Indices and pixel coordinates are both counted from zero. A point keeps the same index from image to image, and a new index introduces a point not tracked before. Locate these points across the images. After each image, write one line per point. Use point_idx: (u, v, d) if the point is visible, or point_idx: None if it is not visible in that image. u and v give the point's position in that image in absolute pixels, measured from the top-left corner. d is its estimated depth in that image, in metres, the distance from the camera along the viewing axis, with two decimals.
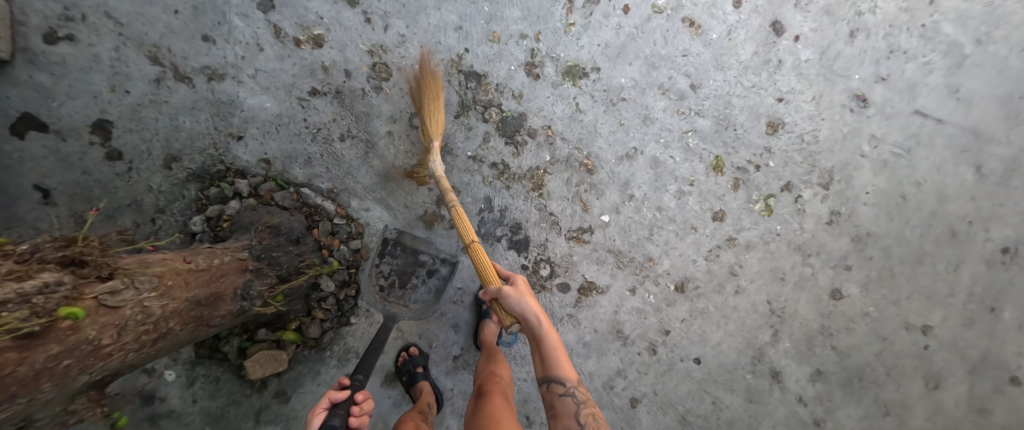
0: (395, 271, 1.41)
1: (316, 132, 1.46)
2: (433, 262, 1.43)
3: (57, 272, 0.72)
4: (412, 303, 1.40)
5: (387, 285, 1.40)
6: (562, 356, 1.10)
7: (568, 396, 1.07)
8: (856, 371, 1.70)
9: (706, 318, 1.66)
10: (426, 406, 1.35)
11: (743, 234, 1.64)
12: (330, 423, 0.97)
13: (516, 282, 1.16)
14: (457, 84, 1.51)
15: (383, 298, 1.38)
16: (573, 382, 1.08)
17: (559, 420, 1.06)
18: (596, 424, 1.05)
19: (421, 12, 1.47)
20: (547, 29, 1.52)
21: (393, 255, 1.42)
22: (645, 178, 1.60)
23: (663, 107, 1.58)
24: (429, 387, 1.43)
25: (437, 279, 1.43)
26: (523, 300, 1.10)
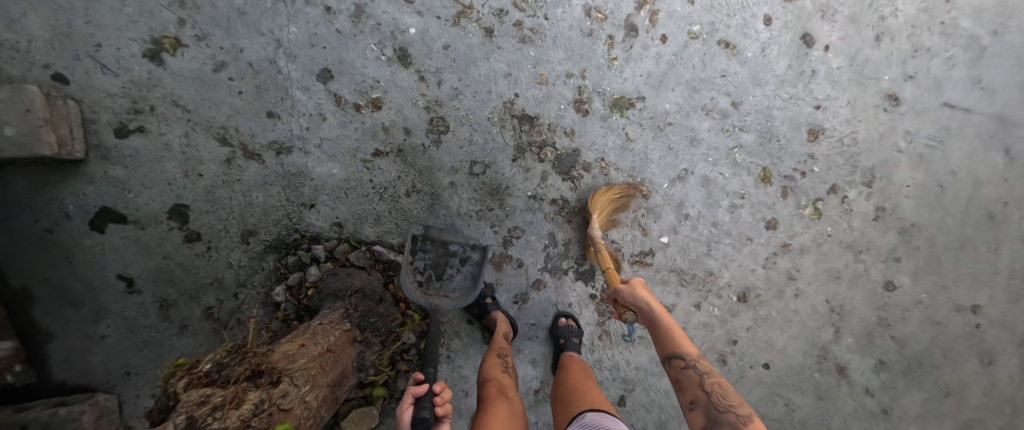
0: (429, 266, 1.40)
1: (382, 191, 1.51)
2: (464, 249, 1.43)
3: (250, 390, 0.88)
4: (451, 292, 1.40)
5: (425, 280, 1.39)
6: (679, 333, 1.16)
7: (691, 369, 1.09)
8: (917, 357, 1.77)
9: (770, 324, 1.74)
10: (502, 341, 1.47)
11: (797, 239, 1.72)
12: (421, 416, 0.96)
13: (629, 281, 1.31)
14: (511, 129, 1.56)
15: (424, 294, 1.37)
16: (693, 355, 1.11)
17: (688, 393, 1.07)
18: (724, 392, 1.04)
19: (471, 65, 1.51)
20: (590, 66, 1.57)
21: (424, 250, 1.41)
22: (698, 197, 1.67)
23: (708, 127, 1.65)
24: (503, 317, 1.54)
25: (471, 266, 1.43)
26: (636, 292, 1.25)
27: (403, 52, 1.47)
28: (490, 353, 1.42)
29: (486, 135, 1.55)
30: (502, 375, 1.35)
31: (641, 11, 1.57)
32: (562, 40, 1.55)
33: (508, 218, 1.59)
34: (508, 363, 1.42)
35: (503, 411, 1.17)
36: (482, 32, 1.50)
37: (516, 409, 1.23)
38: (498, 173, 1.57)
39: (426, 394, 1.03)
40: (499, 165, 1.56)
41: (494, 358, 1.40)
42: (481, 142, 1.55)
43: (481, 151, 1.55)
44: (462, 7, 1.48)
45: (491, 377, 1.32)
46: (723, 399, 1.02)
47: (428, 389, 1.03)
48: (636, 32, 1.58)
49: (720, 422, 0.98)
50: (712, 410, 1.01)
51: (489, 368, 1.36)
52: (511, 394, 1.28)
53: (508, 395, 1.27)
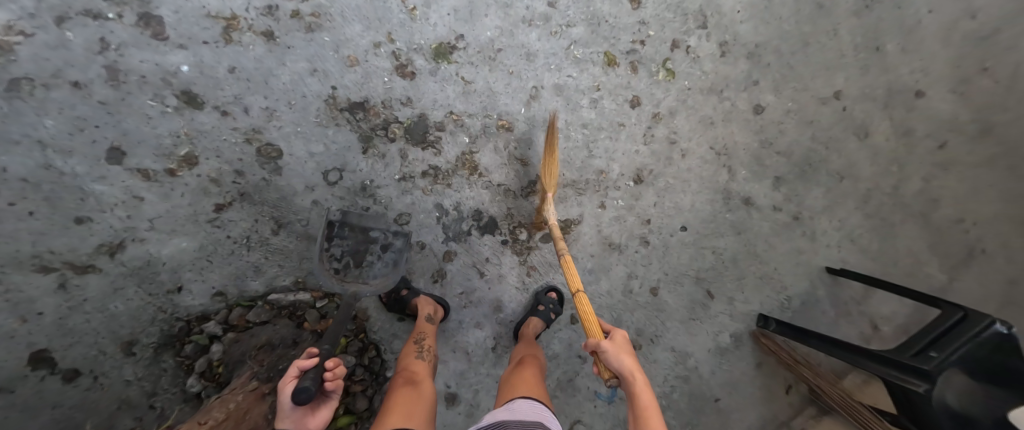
0: (348, 252, 1.39)
1: (246, 241, 1.40)
2: (385, 236, 1.44)
3: None
4: (371, 279, 1.39)
5: (343, 267, 1.38)
6: (654, 408, 1.09)
7: None
8: (804, 160, 1.91)
9: (673, 191, 1.80)
10: (427, 326, 1.47)
11: (663, 105, 1.75)
12: (303, 385, 1.02)
13: (614, 337, 1.21)
14: (347, 124, 1.46)
15: (341, 280, 1.34)
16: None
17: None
18: None
19: (270, 77, 1.37)
20: (393, 26, 1.47)
21: (342, 237, 1.39)
22: (558, 107, 1.66)
23: (537, 37, 1.61)
24: (427, 299, 1.54)
25: (394, 252, 1.44)
26: (622, 359, 1.14)
27: (186, 94, 1.31)
28: (409, 344, 1.43)
29: (324, 140, 1.44)
30: (418, 364, 1.36)
31: None
32: (351, 9, 1.43)
33: (389, 208, 1.53)
34: (427, 351, 1.42)
35: (403, 397, 1.19)
36: (262, 38, 1.36)
37: (423, 395, 1.23)
38: (355, 172, 1.48)
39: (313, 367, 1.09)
40: (353, 164, 1.48)
41: (409, 351, 1.40)
42: (323, 150, 1.44)
43: (329, 158, 1.45)
44: (225, 20, 1.33)
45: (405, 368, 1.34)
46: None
47: (317, 362, 1.09)
48: None
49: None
50: None
51: (403, 356, 1.39)
52: (422, 383, 1.28)
53: (418, 383, 1.26)
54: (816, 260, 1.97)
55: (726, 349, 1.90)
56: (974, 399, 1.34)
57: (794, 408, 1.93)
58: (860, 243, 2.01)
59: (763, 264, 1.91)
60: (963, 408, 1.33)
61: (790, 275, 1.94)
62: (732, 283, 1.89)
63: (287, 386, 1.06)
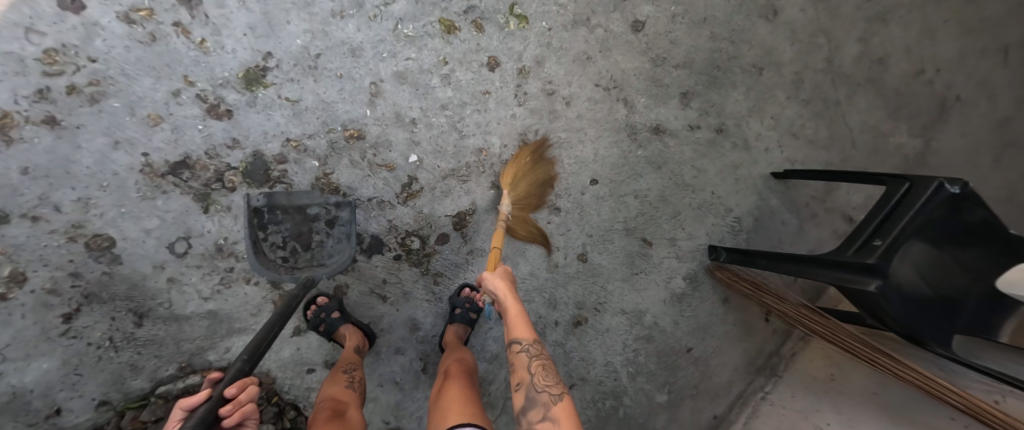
0: (291, 237, 1.38)
1: (111, 343, 1.30)
2: (325, 211, 1.42)
3: None
4: (325, 259, 1.40)
5: (291, 254, 1.38)
6: (520, 318, 1.12)
7: (523, 353, 1.08)
8: (710, 65, 1.68)
9: (569, 145, 1.61)
10: (353, 356, 1.33)
11: (526, 56, 1.55)
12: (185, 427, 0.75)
13: (500, 268, 1.25)
14: (175, 188, 1.32)
15: (291, 267, 1.35)
16: (528, 338, 1.09)
17: (516, 374, 1.07)
18: (547, 373, 1.04)
19: (69, 164, 1.25)
20: (187, 67, 1.31)
21: (278, 222, 1.37)
22: (407, 97, 1.48)
23: (356, 27, 1.42)
24: (355, 329, 1.41)
25: (341, 226, 1.43)
26: (495, 280, 1.18)
27: None
28: (335, 372, 1.28)
29: (156, 212, 1.31)
30: (344, 395, 1.21)
31: None
32: (130, 65, 1.27)
33: None
34: (358, 380, 1.28)
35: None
36: (44, 126, 1.23)
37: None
38: (203, 235, 1.35)
39: (205, 402, 0.85)
40: (197, 229, 1.34)
41: (334, 382, 1.24)
42: (158, 223, 1.32)
43: (169, 229, 1.32)
44: None
45: (328, 399, 1.18)
46: (545, 379, 1.03)
47: (211, 395, 0.86)
48: None
49: (535, 402, 1.00)
50: (531, 391, 1.02)
51: (328, 386, 1.24)
52: (348, 418, 1.12)
53: (344, 417, 1.11)
54: (758, 170, 1.74)
55: (686, 295, 1.71)
56: (944, 271, 1.06)
57: (779, 336, 1.73)
58: (805, 134, 1.77)
59: (698, 192, 1.70)
60: (935, 289, 1.06)
61: (732, 195, 1.73)
62: (669, 224, 1.69)
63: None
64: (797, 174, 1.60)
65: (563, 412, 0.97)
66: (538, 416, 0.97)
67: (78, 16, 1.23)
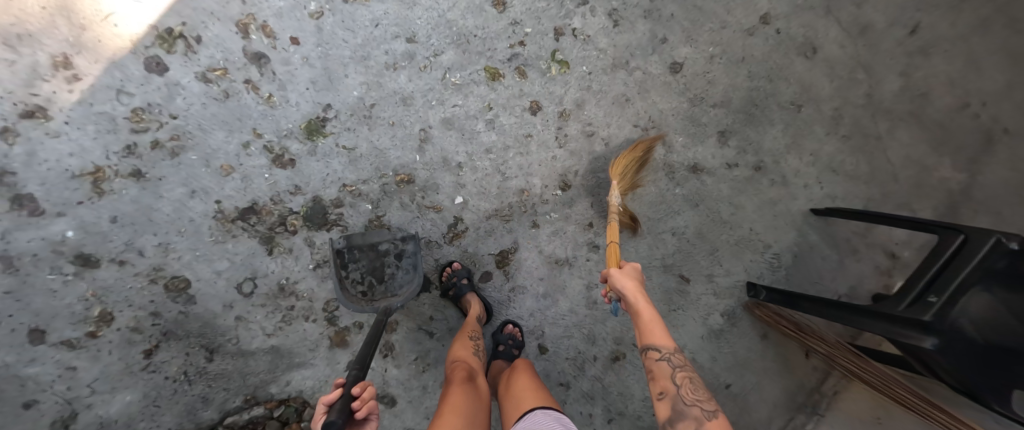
0: (366, 273, 1.43)
1: (184, 376, 1.41)
2: (394, 246, 1.47)
3: None
4: (399, 290, 1.43)
5: (368, 288, 1.41)
6: (659, 328, 1.12)
7: (664, 361, 1.08)
8: (748, 103, 1.70)
9: (608, 184, 1.65)
10: (473, 326, 1.44)
11: (567, 100, 1.60)
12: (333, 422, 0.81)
13: (627, 266, 1.25)
14: (243, 232, 1.43)
15: (370, 300, 1.38)
16: (669, 347, 1.09)
17: (657, 384, 1.08)
18: (694, 387, 1.06)
19: (152, 212, 1.36)
20: (255, 120, 1.41)
21: (355, 260, 1.43)
22: (454, 142, 1.55)
23: (407, 78, 1.50)
24: (477, 299, 1.52)
25: (409, 258, 1.47)
26: (625, 282, 1.18)
27: (80, 257, 1.32)
28: (462, 337, 1.40)
29: (226, 255, 1.42)
30: (471, 359, 1.33)
31: (251, 35, 1.39)
32: (205, 120, 1.38)
33: (314, 299, 1.48)
34: (480, 349, 1.40)
35: (461, 395, 1.14)
36: (131, 179, 1.35)
37: (479, 397, 1.19)
38: (268, 275, 1.45)
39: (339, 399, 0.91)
40: (262, 270, 1.44)
41: (465, 345, 1.37)
42: (228, 264, 1.42)
43: (237, 270, 1.43)
44: (90, 174, 1.32)
45: (459, 361, 1.31)
46: (693, 394, 1.04)
47: (344, 391, 0.91)
48: (265, 56, 1.40)
49: (686, 416, 1.01)
50: (678, 401, 1.03)
51: (456, 350, 1.35)
52: (478, 383, 1.24)
53: (475, 382, 1.24)
54: (796, 205, 1.74)
55: (722, 331, 1.72)
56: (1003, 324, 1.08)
57: (819, 373, 1.72)
58: (845, 170, 1.76)
59: (735, 229, 1.72)
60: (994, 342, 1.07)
61: (770, 231, 1.74)
62: (706, 260, 1.71)
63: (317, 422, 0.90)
64: (845, 211, 1.59)
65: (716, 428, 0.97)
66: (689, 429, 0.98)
67: (162, 77, 1.34)
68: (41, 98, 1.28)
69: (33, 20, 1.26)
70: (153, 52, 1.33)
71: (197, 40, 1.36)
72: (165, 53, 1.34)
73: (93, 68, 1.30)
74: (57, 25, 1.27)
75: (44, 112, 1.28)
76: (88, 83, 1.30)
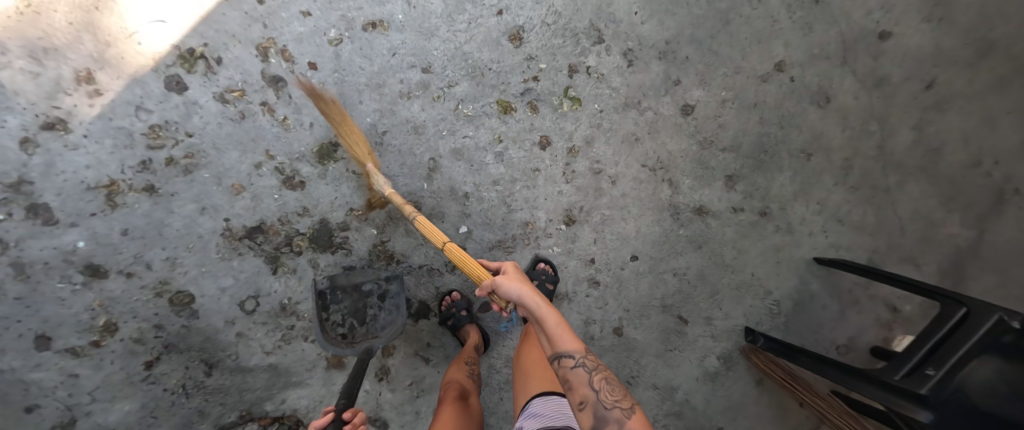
0: (348, 315, 1.44)
1: (183, 389, 1.43)
2: (378, 286, 1.47)
3: None
4: (381, 331, 1.43)
5: (349, 330, 1.42)
6: (562, 327, 0.98)
7: (580, 367, 0.95)
8: (758, 149, 1.70)
9: (613, 222, 1.66)
10: (471, 352, 1.48)
11: (577, 137, 1.62)
12: None
13: (506, 267, 1.11)
14: (249, 250, 1.45)
15: (350, 342, 1.39)
16: (578, 350, 0.96)
17: (575, 393, 0.94)
18: (611, 386, 0.94)
19: (162, 227, 1.39)
20: (268, 142, 1.43)
21: (337, 301, 1.44)
22: (462, 172, 1.56)
23: (420, 107, 1.52)
24: (476, 331, 1.54)
25: (392, 298, 1.47)
26: (516, 287, 1.02)
27: (90, 267, 1.35)
28: (457, 362, 1.45)
29: (231, 272, 1.44)
30: (465, 380, 1.39)
31: (270, 58, 1.41)
32: (219, 139, 1.40)
33: (315, 320, 1.50)
34: (475, 372, 1.44)
35: (450, 415, 1.21)
36: (144, 193, 1.37)
37: (469, 416, 1.25)
38: (270, 294, 1.47)
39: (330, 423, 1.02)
40: (265, 289, 1.46)
41: (458, 368, 1.43)
42: (232, 281, 1.44)
43: (241, 288, 1.45)
44: (105, 187, 1.35)
45: (453, 382, 1.38)
46: (610, 395, 0.92)
47: (334, 417, 1.02)
48: (282, 80, 1.43)
49: (608, 421, 0.89)
50: (599, 409, 0.91)
51: (452, 372, 1.42)
52: (471, 402, 1.31)
53: (467, 402, 1.30)
54: (801, 253, 1.74)
55: (718, 374, 1.72)
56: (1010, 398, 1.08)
57: (811, 421, 1.72)
58: (852, 220, 1.75)
59: (737, 273, 1.72)
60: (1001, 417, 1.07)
61: (772, 277, 1.73)
62: (705, 302, 1.71)
63: None
64: (855, 266, 1.57)
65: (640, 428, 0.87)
66: None
67: (181, 95, 1.37)
68: (62, 110, 1.31)
69: (59, 35, 1.29)
70: (173, 71, 1.36)
71: (217, 61, 1.38)
72: (186, 73, 1.37)
73: (114, 84, 1.33)
74: (82, 41, 1.30)
75: (64, 124, 1.31)
76: (109, 98, 1.33)
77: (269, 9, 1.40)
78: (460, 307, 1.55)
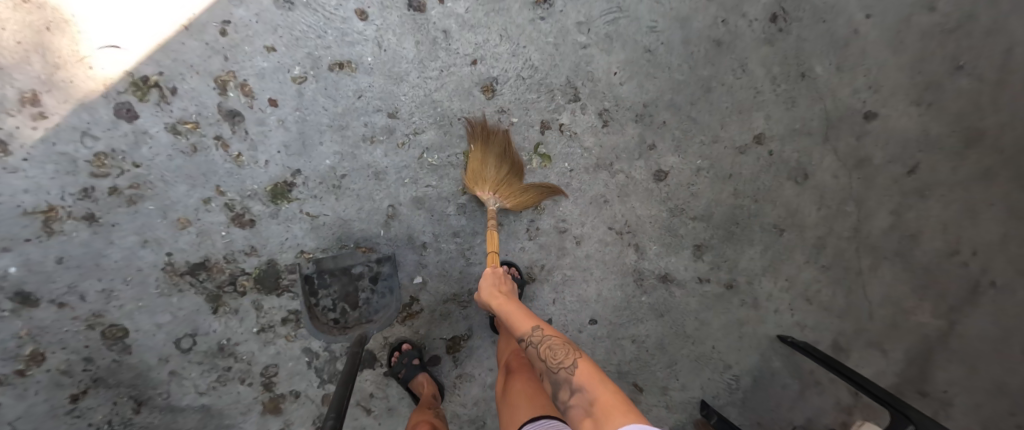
0: (339, 299, 1.47)
1: (109, 425, 1.38)
2: (368, 269, 1.48)
3: None
4: (373, 315, 1.49)
5: (341, 314, 1.47)
6: (515, 313, 1.18)
7: (531, 344, 1.09)
8: (730, 220, 1.65)
9: (573, 283, 1.62)
10: (433, 400, 1.42)
11: (543, 194, 1.57)
12: None
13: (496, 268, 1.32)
14: (190, 287, 1.40)
15: (344, 327, 1.46)
16: (528, 329, 1.11)
17: (536, 368, 1.07)
18: (556, 349, 1.03)
19: (100, 258, 1.34)
20: (219, 177, 1.38)
21: (327, 286, 1.46)
22: (422, 221, 1.52)
23: (383, 152, 1.47)
24: (429, 381, 1.47)
25: (384, 281, 1.49)
26: (486, 283, 1.29)
27: (20, 294, 1.30)
28: (422, 406, 1.38)
29: (170, 308, 1.39)
30: (433, 421, 1.31)
31: (228, 92, 1.36)
32: (169, 171, 1.36)
33: (253, 363, 1.44)
34: (441, 416, 1.36)
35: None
36: (84, 222, 1.32)
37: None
38: (209, 334, 1.41)
39: None
40: (204, 328, 1.41)
41: (424, 409, 1.36)
42: (170, 318, 1.39)
43: (179, 325, 1.40)
44: (42, 212, 1.30)
45: (422, 422, 1.29)
46: (556, 359, 1.01)
47: None
48: (240, 114, 1.38)
49: (558, 382, 0.99)
50: (551, 373, 1.01)
51: (419, 413, 1.33)
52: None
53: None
54: (764, 329, 1.69)
55: None
56: None
57: None
58: (820, 300, 1.70)
59: (698, 344, 1.67)
60: None
61: (733, 352, 1.68)
62: (662, 372, 1.66)
63: None
64: (816, 355, 1.52)
65: (585, 377, 0.95)
66: (567, 393, 0.96)
67: (130, 124, 1.32)
68: (4, 131, 1.26)
69: (7, 54, 1.25)
70: (125, 98, 1.31)
71: (172, 91, 1.33)
72: (137, 101, 1.32)
73: (61, 107, 1.28)
74: (31, 61, 1.26)
75: (5, 146, 1.26)
76: (54, 121, 1.28)
77: (233, 41, 1.35)
78: (412, 356, 1.49)
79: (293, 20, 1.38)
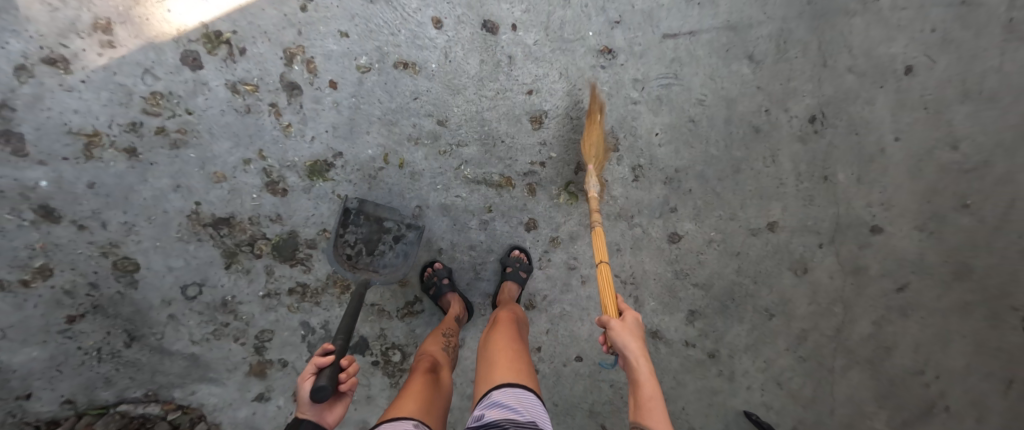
0: (361, 240, 1.44)
1: (97, 353, 1.38)
2: (398, 227, 1.46)
3: None
4: (381, 268, 1.43)
5: (355, 254, 1.42)
6: (658, 406, 0.99)
7: None
8: (726, 294, 1.73)
9: (568, 319, 1.68)
10: (451, 323, 1.44)
11: (562, 230, 1.66)
12: (319, 387, 0.93)
13: (626, 317, 1.11)
14: (209, 238, 1.43)
15: (352, 266, 1.40)
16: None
17: None
18: None
19: (130, 192, 1.37)
20: (265, 142, 1.43)
21: (357, 224, 1.44)
22: (443, 228, 1.58)
23: (423, 155, 1.54)
24: (457, 300, 1.51)
25: (404, 244, 1.46)
26: (628, 340, 1.05)
27: (43, 208, 1.30)
28: (434, 334, 1.38)
29: (185, 255, 1.42)
30: (438, 353, 1.31)
31: (293, 64, 1.43)
32: (220, 127, 1.40)
33: (251, 325, 1.48)
34: (451, 346, 1.37)
35: (424, 382, 1.13)
36: (124, 154, 1.35)
37: (443, 386, 1.17)
38: (216, 287, 1.45)
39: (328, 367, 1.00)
40: (214, 281, 1.45)
41: (434, 340, 1.36)
42: (183, 264, 1.43)
43: (190, 273, 1.43)
44: (87, 136, 1.31)
45: (426, 354, 1.29)
46: None
47: (336, 361, 1.01)
48: (299, 88, 1.44)
49: None
50: None
51: (427, 344, 1.33)
52: (445, 374, 1.23)
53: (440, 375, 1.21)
54: (733, 402, 1.73)
55: None
56: None
57: None
58: (790, 388, 1.73)
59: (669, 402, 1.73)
60: None
61: (700, 416, 1.74)
62: None
63: (305, 384, 0.99)
64: None
65: None
66: None
67: (193, 72, 1.37)
68: (68, 51, 1.27)
69: None
70: (193, 47, 1.36)
71: (240, 51, 1.39)
72: (205, 52, 1.37)
73: (132, 41, 1.32)
74: None
75: (67, 65, 1.27)
76: (120, 53, 1.31)
77: (309, 18, 1.42)
78: (443, 276, 1.54)
79: (370, 13, 1.46)
